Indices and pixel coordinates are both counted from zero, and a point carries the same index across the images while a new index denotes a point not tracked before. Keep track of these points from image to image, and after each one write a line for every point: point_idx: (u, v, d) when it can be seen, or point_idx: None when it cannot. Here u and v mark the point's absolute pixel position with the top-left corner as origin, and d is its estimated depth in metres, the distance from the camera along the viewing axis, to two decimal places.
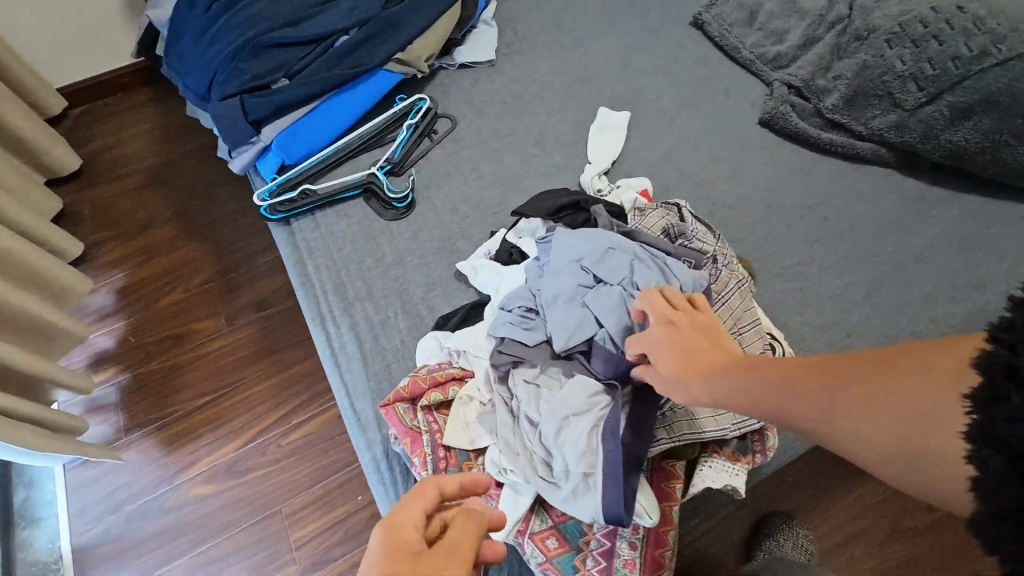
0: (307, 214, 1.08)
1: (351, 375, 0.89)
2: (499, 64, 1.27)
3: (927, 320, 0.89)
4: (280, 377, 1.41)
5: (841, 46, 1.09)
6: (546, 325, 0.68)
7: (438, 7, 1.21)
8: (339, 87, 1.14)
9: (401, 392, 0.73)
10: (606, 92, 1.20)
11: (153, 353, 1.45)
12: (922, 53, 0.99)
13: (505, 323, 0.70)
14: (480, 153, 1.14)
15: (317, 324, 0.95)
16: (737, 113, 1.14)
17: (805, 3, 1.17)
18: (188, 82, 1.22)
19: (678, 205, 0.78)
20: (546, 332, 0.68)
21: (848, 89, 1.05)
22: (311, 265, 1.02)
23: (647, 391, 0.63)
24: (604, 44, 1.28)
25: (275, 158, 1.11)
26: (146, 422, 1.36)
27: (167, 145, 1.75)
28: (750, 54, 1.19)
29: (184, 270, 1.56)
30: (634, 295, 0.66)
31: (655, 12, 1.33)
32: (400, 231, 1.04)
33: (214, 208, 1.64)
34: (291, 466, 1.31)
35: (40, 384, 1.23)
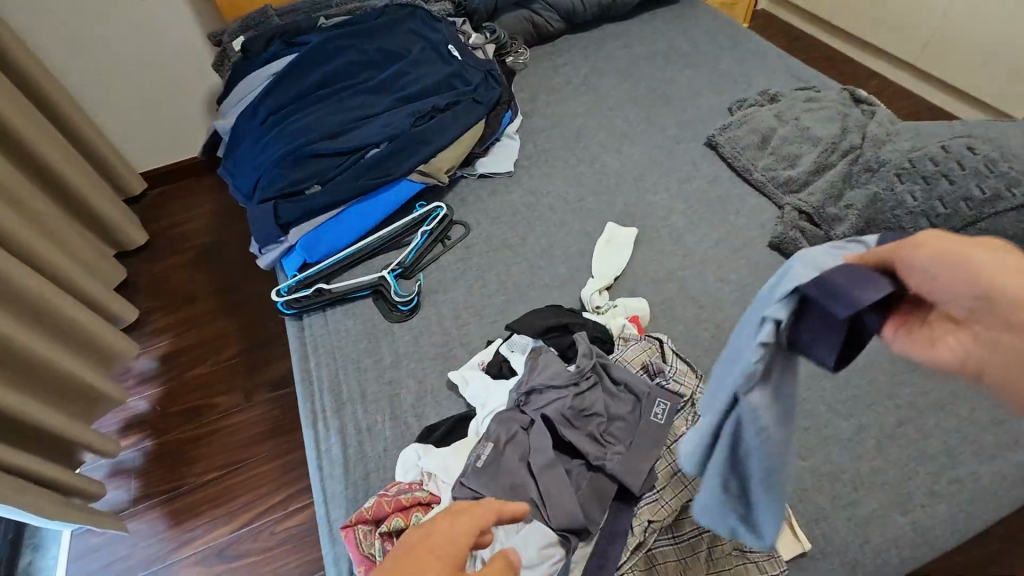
0: (319, 310, 1.14)
1: (331, 482, 0.90)
2: (517, 175, 1.37)
3: (944, 475, 0.81)
4: (286, 459, 1.43)
5: (853, 176, 1.11)
6: (529, 444, 0.69)
7: (463, 124, 1.33)
8: (365, 194, 1.23)
9: (364, 514, 0.73)
10: (616, 206, 1.26)
11: (174, 424, 1.51)
12: (934, 190, 0.98)
13: (483, 443, 0.69)
14: (488, 260, 1.19)
15: (310, 424, 0.98)
16: (746, 234, 1.17)
17: (816, 131, 1.23)
18: (237, 182, 1.34)
19: (659, 340, 0.79)
20: (527, 455, 0.68)
21: (858, 220, 1.06)
22: (312, 364, 1.05)
23: (606, 546, 0.62)
24: (619, 162, 1.36)
25: (297, 257, 1.19)
26: (155, 492, 1.40)
27: (223, 227, 1.93)
28: (762, 177, 1.24)
29: (216, 345, 1.65)
30: (594, 443, 0.68)
31: (672, 131, 1.42)
32: (402, 335, 1.08)
33: (252, 287, 1.76)
34: (278, 559, 1.29)
35: (68, 444, 1.30)
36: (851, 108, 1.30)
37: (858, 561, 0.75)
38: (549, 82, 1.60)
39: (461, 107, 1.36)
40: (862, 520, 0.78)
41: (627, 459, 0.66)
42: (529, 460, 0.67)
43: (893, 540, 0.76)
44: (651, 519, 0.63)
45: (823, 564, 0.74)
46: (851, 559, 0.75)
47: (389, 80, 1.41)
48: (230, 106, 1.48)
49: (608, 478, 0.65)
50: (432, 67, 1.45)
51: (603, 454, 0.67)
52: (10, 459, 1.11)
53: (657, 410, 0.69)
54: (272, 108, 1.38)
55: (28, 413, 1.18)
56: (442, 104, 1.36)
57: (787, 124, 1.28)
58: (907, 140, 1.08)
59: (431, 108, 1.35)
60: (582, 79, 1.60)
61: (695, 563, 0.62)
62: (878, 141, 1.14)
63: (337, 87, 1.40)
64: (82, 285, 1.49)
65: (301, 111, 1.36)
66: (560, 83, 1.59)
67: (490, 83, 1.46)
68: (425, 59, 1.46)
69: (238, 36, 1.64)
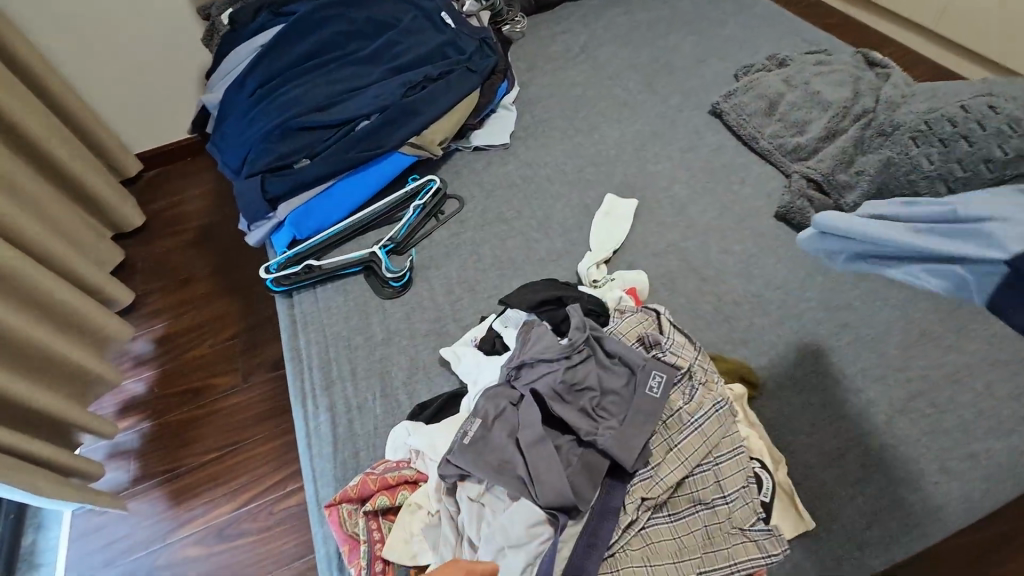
0: (309, 287, 1.11)
1: (320, 461, 0.88)
2: (513, 147, 1.32)
3: (958, 450, 0.77)
4: (283, 439, 1.41)
5: (865, 140, 1.07)
6: (517, 419, 0.65)
7: (456, 94, 1.28)
8: (354, 168, 1.19)
9: (349, 493, 0.70)
10: (616, 177, 1.21)
11: (172, 405, 1.50)
12: (952, 153, 0.90)
13: (471, 419, 0.66)
14: (482, 234, 1.15)
15: (299, 403, 0.95)
16: (751, 205, 1.12)
17: (827, 96, 1.17)
18: (225, 157, 1.30)
19: (657, 311, 0.75)
20: (515, 431, 0.64)
21: (870, 186, 1.01)
22: (302, 342, 1.03)
23: (597, 524, 0.58)
24: (619, 132, 1.30)
25: (286, 233, 1.16)
26: (154, 473, 1.40)
27: (219, 207, 1.90)
28: (769, 145, 1.18)
29: (213, 327, 1.63)
30: (586, 418, 0.65)
31: (675, 100, 1.36)
32: (393, 312, 1.05)
33: (248, 267, 1.74)
34: (276, 538, 1.28)
35: (64, 425, 1.30)
36: (864, 71, 1.23)
37: (865, 540, 0.71)
38: (547, 51, 1.54)
39: (454, 76, 1.31)
40: (870, 498, 0.74)
41: (620, 434, 0.62)
42: (517, 436, 0.64)
43: (902, 518, 0.72)
44: (642, 495, 0.60)
45: (827, 543, 0.71)
46: (858, 538, 0.71)
47: (380, 50, 1.36)
48: (218, 80, 1.44)
49: (598, 455, 0.62)
50: (425, 35, 1.40)
51: (594, 429, 0.63)
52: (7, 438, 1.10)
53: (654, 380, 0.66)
54: (261, 80, 1.34)
55: (22, 393, 1.17)
56: (435, 74, 1.31)
57: (795, 89, 1.22)
58: (922, 101, 1.03)
59: (424, 78, 1.30)
60: (581, 47, 1.53)
61: (691, 542, 0.59)
62: (892, 103, 1.08)
63: (328, 58, 1.35)
64: (75, 268, 1.47)
65: (290, 83, 1.32)
66: (558, 52, 1.53)
67: (485, 51, 1.40)
68: (418, 27, 1.41)
69: (227, 8, 1.60)
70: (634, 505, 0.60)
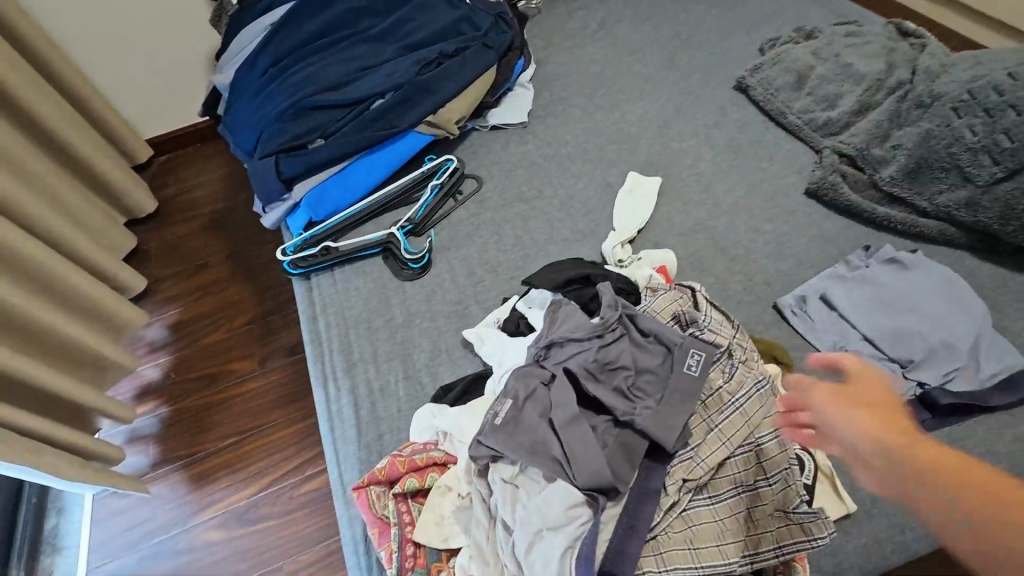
0: (326, 269, 1.09)
1: (343, 444, 0.87)
2: (531, 126, 1.29)
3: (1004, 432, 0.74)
4: (302, 424, 1.41)
5: (901, 114, 1.01)
6: (550, 399, 0.63)
7: (473, 71, 1.25)
8: (369, 148, 1.16)
9: (377, 474, 0.69)
10: (639, 155, 1.18)
11: (189, 391, 1.50)
12: (996, 123, 0.90)
13: (502, 399, 0.64)
14: (503, 214, 1.12)
15: (320, 386, 0.94)
16: (780, 182, 1.08)
17: (859, 68, 1.13)
18: (238, 139, 1.28)
19: (691, 289, 0.72)
20: (548, 411, 0.63)
21: (907, 161, 0.96)
22: (321, 325, 1.01)
23: (637, 506, 0.56)
24: (641, 109, 1.27)
25: (302, 215, 1.14)
26: (173, 458, 1.40)
27: (231, 193, 1.88)
28: (798, 120, 1.14)
29: (228, 313, 1.62)
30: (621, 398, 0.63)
31: (698, 75, 1.31)
32: (413, 294, 1.03)
33: (261, 253, 1.73)
34: (297, 522, 1.28)
35: (83, 410, 1.30)
36: (898, 42, 1.18)
37: (908, 523, 0.69)
38: (565, 28, 1.49)
39: (470, 52, 1.28)
40: None
41: (658, 415, 0.60)
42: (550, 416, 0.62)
43: None
44: (683, 476, 0.58)
45: (869, 527, 0.69)
46: (900, 521, 0.70)
47: (394, 26, 1.32)
48: (228, 61, 1.41)
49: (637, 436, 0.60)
50: (439, 11, 1.35)
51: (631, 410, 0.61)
52: (26, 422, 1.10)
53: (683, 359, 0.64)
54: (272, 59, 1.31)
55: (39, 377, 1.17)
56: (451, 50, 1.28)
57: (826, 62, 1.17)
58: (962, 70, 0.99)
59: (439, 55, 1.27)
60: (599, 22, 1.49)
61: (733, 525, 0.57)
62: (929, 74, 1.04)
63: (340, 35, 1.32)
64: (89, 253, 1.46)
65: (303, 61, 1.29)
66: (576, 28, 1.49)
67: (501, 27, 1.36)
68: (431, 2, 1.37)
69: None
70: (675, 485, 0.58)
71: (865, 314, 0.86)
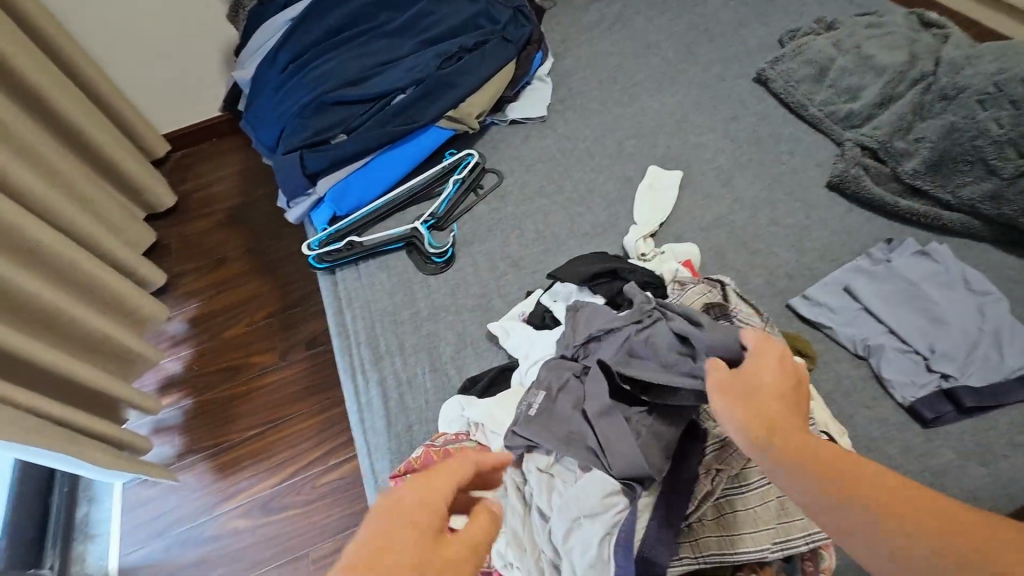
0: (351, 263, 1.11)
1: (373, 434, 0.89)
2: (550, 120, 1.29)
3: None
4: (324, 415, 1.44)
5: (924, 107, 1.02)
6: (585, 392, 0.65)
7: (492, 65, 1.25)
8: (392, 143, 1.17)
9: (412, 463, 0.72)
10: (658, 149, 1.18)
11: (213, 382, 1.53)
12: (1022, 117, 0.91)
13: (536, 392, 0.66)
14: (524, 209, 1.13)
15: (349, 378, 0.96)
16: (801, 175, 1.08)
17: (881, 60, 1.12)
18: (259, 135, 1.29)
19: (720, 282, 0.74)
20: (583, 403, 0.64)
21: (931, 154, 0.97)
22: (348, 318, 1.03)
23: (672, 495, 0.58)
24: (660, 103, 1.27)
25: (326, 210, 1.15)
26: (199, 448, 1.43)
27: (248, 188, 1.90)
28: (819, 113, 1.14)
29: (248, 306, 1.65)
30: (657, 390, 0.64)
31: (717, 68, 1.31)
32: (438, 288, 1.04)
33: (280, 247, 1.75)
34: (322, 510, 1.31)
35: (111, 401, 1.33)
36: (920, 33, 1.18)
37: None
38: (581, 21, 1.49)
39: (490, 46, 1.28)
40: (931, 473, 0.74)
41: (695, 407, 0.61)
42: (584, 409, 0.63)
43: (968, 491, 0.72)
44: (715, 466, 0.60)
45: None
46: None
47: (412, 21, 1.32)
48: (248, 56, 1.42)
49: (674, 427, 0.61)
50: (457, 4, 1.36)
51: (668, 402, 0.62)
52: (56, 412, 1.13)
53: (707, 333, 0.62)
54: (293, 55, 1.32)
55: (68, 368, 1.19)
56: (470, 45, 1.28)
57: (847, 54, 1.17)
58: (987, 63, 0.99)
59: (459, 49, 1.27)
60: (617, 15, 1.49)
61: (765, 513, 0.59)
62: (953, 65, 1.04)
63: (359, 30, 1.33)
64: (111, 248, 1.48)
65: (323, 56, 1.30)
66: (592, 21, 1.49)
67: (519, 21, 1.36)
68: None
69: None
70: (707, 476, 0.60)
71: (890, 309, 0.86)
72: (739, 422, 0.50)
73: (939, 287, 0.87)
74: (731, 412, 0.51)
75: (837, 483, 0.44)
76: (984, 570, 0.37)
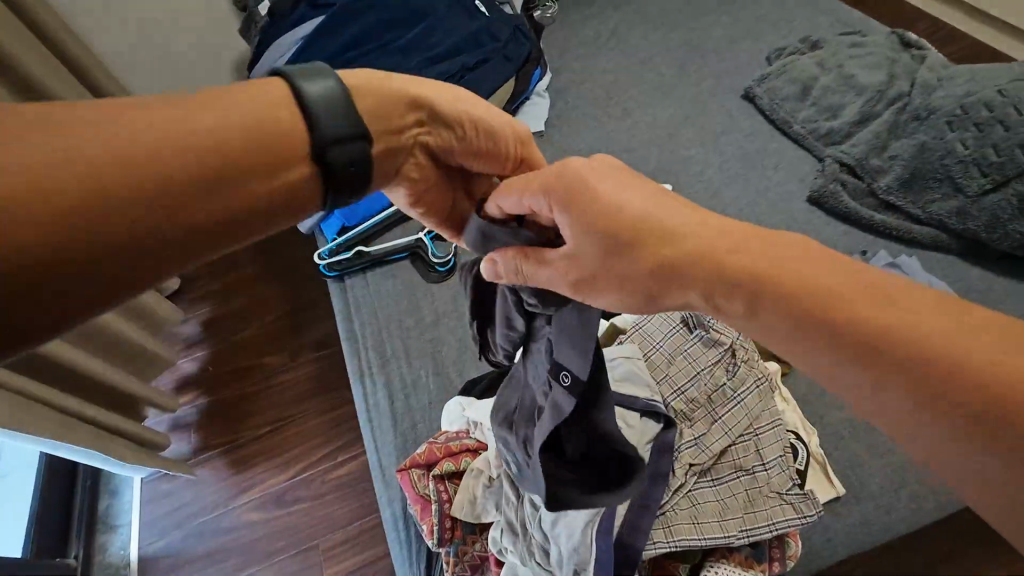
0: (359, 272, 1.18)
1: (381, 432, 0.96)
2: (548, 134, 1.36)
3: None
4: (334, 413, 1.51)
5: (899, 126, 1.09)
6: None
7: (493, 83, 1.32)
8: None
9: (417, 459, 0.79)
10: (649, 163, 1.25)
11: (226, 382, 1.60)
12: (986, 138, 0.98)
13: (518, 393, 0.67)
14: None
15: (357, 380, 1.03)
16: (784, 189, 1.14)
17: (861, 80, 1.18)
18: None
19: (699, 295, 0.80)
20: None
21: (903, 171, 1.04)
22: (356, 324, 1.10)
23: (649, 487, 0.65)
24: (652, 118, 1.33)
25: (335, 221, 1.22)
26: (213, 445, 1.51)
27: None
28: (802, 129, 1.20)
29: (259, 309, 1.72)
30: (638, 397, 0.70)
31: (707, 84, 1.37)
32: (440, 296, 1.11)
33: (290, 252, 1.82)
34: (331, 503, 1.39)
35: (133, 401, 1.41)
36: (900, 53, 1.24)
37: (892, 506, 0.78)
38: (579, 37, 1.56)
39: (491, 64, 1.34)
40: (893, 469, 0.81)
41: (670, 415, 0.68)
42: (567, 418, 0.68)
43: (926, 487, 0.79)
44: (689, 460, 0.68)
45: (855, 509, 0.78)
46: (885, 504, 0.78)
47: (418, 39, 1.39)
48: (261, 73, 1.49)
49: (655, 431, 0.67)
50: (460, 23, 1.42)
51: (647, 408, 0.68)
52: (84, 411, 1.21)
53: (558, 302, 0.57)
54: None
55: (96, 371, 1.27)
56: (472, 63, 1.35)
57: (830, 72, 1.23)
58: (959, 86, 1.05)
59: (461, 67, 1.34)
60: (613, 32, 1.55)
61: (733, 504, 0.66)
62: (928, 87, 1.10)
63: (367, 48, 1.39)
64: None
65: None
66: (589, 37, 1.55)
67: (519, 38, 1.43)
68: (452, 15, 1.43)
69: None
70: (681, 469, 0.68)
71: None
72: (626, 303, 0.49)
73: None
74: (603, 288, 0.50)
75: (795, 315, 0.40)
76: (958, 390, 0.34)
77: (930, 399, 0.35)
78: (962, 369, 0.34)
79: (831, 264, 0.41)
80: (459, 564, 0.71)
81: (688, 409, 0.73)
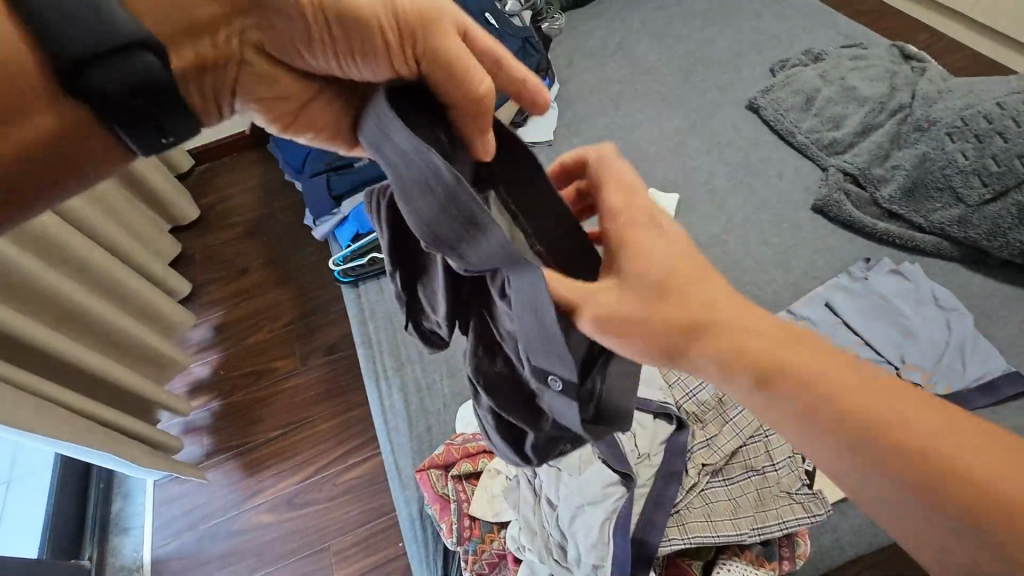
0: (374, 278, 1.20)
1: (397, 434, 0.98)
2: (556, 143, 1.39)
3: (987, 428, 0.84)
4: (345, 416, 1.53)
5: (901, 137, 1.12)
6: None
7: None
8: None
9: (436, 459, 0.81)
10: (656, 171, 1.27)
11: (238, 386, 1.62)
12: (986, 149, 1.00)
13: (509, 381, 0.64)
14: None
15: (373, 383, 1.05)
16: (789, 198, 1.17)
17: (863, 91, 1.22)
18: (287, 156, 1.39)
19: None
20: None
21: (905, 181, 1.08)
22: (371, 328, 1.13)
23: (663, 486, 0.67)
24: (658, 127, 1.36)
25: (349, 228, 1.25)
26: (226, 448, 1.53)
27: (268, 201, 2.01)
28: (805, 139, 1.23)
29: (270, 314, 1.75)
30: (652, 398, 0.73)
31: (712, 94, 1.41)
32: None
33: (301, 258, 1.85)
34: (343, 506, 1.41)
35: (148, 404, 1.43)
36: (901, 65, 1.27)
37: None
38: (586, 48, 1.59)
39: None
40: None
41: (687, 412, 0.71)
42: None
43: None
44: (701, 460, 0.70)
45: (863, 509, 0.80)
46: None
47: None
48: None
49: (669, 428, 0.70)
50: None
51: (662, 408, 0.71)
52: (101, 413, 1.23)
53: (463, 246, 0.40)
54: None
55: (112, 374, 1.29)
56: None
57: (832, 84, 1.26)
58: (959, 98, 1.08)
59: None
60: (619, 43, 1.58)
61: (745, 502, 0.68)
62: (928, 99, 1.13)
63: None
64: (144, 261, 1.58)
65: None
66: (596, 48, 1.58)
67: (528, 50, 1.46)
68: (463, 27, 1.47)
69: None
70: (694, 469, 0.70)
71: (863, 323, 0.95)
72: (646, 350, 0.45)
73: (910, 304, 0.97)
74: (633, 339, 0.44)
75: (796, 402, 0.43)
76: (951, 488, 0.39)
77: (916, 490, 0.40)
78: (947, 464, 0.39)
79: (814, 353, 0.44)
80: (478, 562, 0.73)
81: (700, 411, 0.75)
